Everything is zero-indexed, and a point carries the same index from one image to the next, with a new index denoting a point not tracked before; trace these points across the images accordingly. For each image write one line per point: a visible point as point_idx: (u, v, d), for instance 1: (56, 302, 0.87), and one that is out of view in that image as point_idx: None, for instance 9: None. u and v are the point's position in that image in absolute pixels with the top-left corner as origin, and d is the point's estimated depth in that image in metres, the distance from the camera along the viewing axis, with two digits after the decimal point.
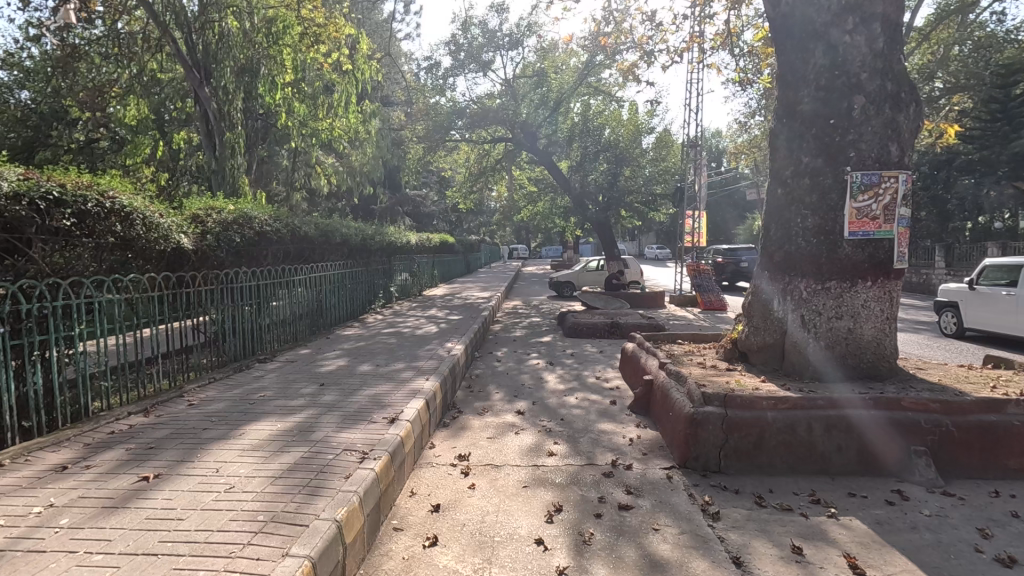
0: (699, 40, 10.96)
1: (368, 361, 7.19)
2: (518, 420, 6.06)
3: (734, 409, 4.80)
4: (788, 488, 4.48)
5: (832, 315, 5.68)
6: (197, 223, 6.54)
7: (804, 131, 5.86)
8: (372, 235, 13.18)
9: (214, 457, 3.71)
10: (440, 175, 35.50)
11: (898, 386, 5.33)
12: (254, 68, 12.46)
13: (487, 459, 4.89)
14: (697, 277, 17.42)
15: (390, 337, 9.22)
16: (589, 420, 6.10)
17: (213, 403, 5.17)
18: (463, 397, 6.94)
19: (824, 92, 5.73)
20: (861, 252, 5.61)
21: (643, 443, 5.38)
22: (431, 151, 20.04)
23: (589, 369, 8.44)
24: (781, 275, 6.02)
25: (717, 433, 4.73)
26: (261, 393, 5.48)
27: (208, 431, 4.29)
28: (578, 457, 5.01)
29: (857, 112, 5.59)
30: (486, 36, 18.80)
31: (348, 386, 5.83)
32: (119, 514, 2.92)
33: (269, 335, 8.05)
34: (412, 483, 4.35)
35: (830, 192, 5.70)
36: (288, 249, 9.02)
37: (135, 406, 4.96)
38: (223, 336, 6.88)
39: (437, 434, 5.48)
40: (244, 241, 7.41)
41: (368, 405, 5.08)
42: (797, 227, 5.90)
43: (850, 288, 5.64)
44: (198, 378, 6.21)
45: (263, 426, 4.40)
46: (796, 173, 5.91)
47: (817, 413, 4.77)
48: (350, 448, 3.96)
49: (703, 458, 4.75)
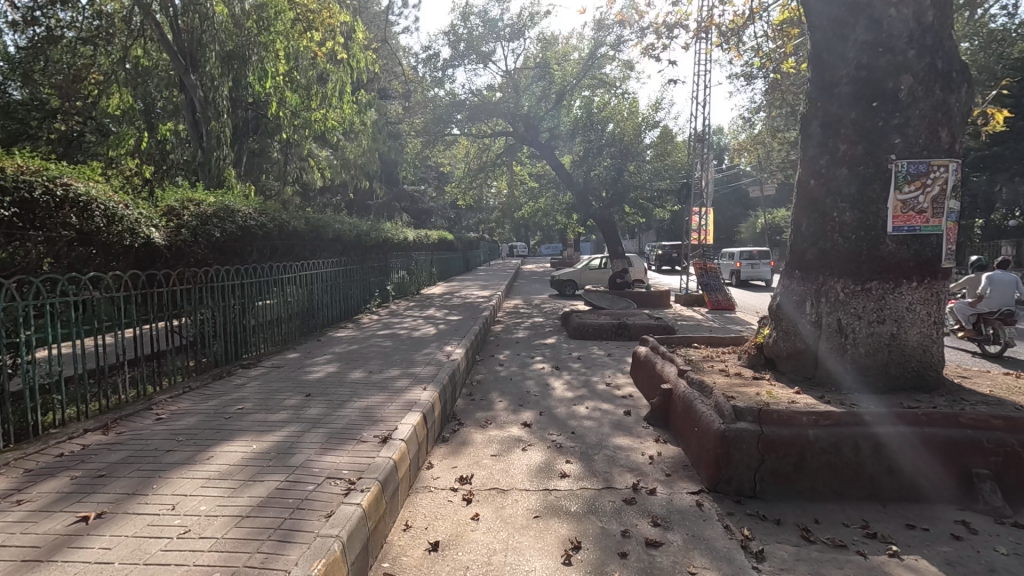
0: (716, 25, 10.28)
1: (360, 366, 6.63)
2: (525, 434, 5.50)
3: (771, 426, 4.26)
4: (836, 517, 3.95)
5: (873, 319, 5.12)
6: (170, 217, 5.94)
7: (842, 114, 5.30)
8: (368, 231, 12.63)
9: (173, 489, 3.15)
10: (439, 171, 34.48)
11: (950, 399, 4.78)
12: (242, 55, 11.89)
13: (492, 482, 4.33)
14: (705, 276, 16.82)
15: (385, 340, 8.63)
16: (603, 434, 5.54)
17: (184, 417, 4.59)
18: (464, 406, 6.37)
19: (867, 71, 5.17)
20: (906, 249, 5.06)
21: (665, 462, 4.83)
22: (430, 145, 19.37)
23: (598, 375, 7.87)
24: (814, 275, 5.48)
25: (751, 453, 4.21)
26: (240, 405, 4.92)
27: (171, 454, 3.71)
28: (594, 479, 4.45)
29: (904, 93, 5.02)
30: (486, 26, 18.20)
31: (337, 396, 5.26)
32: (40, 572, 2.35)
33: (256, 337, 7.48)
34: (406, 513, 3.79)
35: (872, 183, 5.15)
36: (276, 245, 8.40)
37: (93, 422, 4.35)
38: (203, 340, 6.30)
39: (436, 452, 4.92)
40: (225, 235, 6.77)
41: (356, 420, 4.51)
42: (833, 221, 5.34)
43: (894, 289, 5.08)
44: (171, 387, 5.57)
45: (236, 446, 3.84)
46: (832, 161, 5.36)
47: (864, 430, 4.23)
48: (333, 475, 3.40)
49: (736, 480, 4.22)
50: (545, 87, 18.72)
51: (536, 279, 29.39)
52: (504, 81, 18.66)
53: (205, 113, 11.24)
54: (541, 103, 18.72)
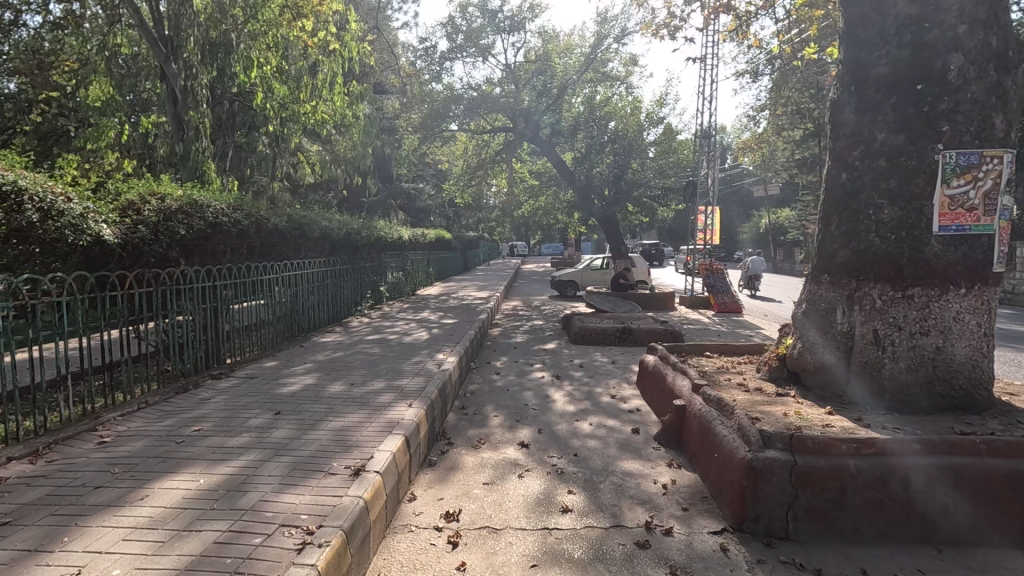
0: (730, 7, 9.56)
1: (341, 378, 6.02)
2: (521, 456, 4.91)
3: (805, 455, 3.70)
4: (885, 566, 3.38)
5: (915, 330, 4.53)
6: (128, 213, 5.43)
7: (880, 99, 4.73)
8: (358, 228, 12.08)
9: (86, 545, 2.56)
10: (437, 168, 33.86)
11: (1006, 421, 4.20)
12: (227, 43, 11.24)
13: (482, 519, 3.75)
14: (711, 277, 16.27)
15: (373, 347, 8.04)
16: (609, 456, 4.96)
17: (129, 441, 3.99)
18: (456, 423, 5.77)
19: (910, 49, 4.57)
20: (954, 251, 4.47)
21: (681, 492, 4.24)
22: (427, 142, 18.76)
23: (602, 386, 7.26)
24: (846, 279, 4.91)
25: (784, 487, 3.63)
26: (196, 426, 4.32)
27: (100, 492, 3.12)
28: (600, 515, 3.87)
29: (953, 74, 4.43)
30: (486, 17, 17.59)
31: (310, 415, 4.67)
32: None
33: (231, 344, 6.88)
34: (380, 561, 3.21)
35: (915, 177, 4.56)
36: (253, 244, 7.77)
37: (22, 448, 3.75)
38: (168, 349, 5.71)
39: (420, 481, 4.32)
40: (194, 233, 6.18)
41: (327, 446, 3.92)
42: (868, 220, 4.76)
43: (939, 296, 4.49)
44: (126, 402, 4.96)
45: (179, 482, 3.24)
46: (868, 153, 4.78)
47: (914, 461, 3.65)
48: (289, 523, 2.82)
49: (766, 518, 3.65)
50: (546, 81, 17.96)
51: (536, 279, 28.69)
52: (505, 76, 18.07)
53: (184, 103, 10.68)
54: (540, 98, 17.96)
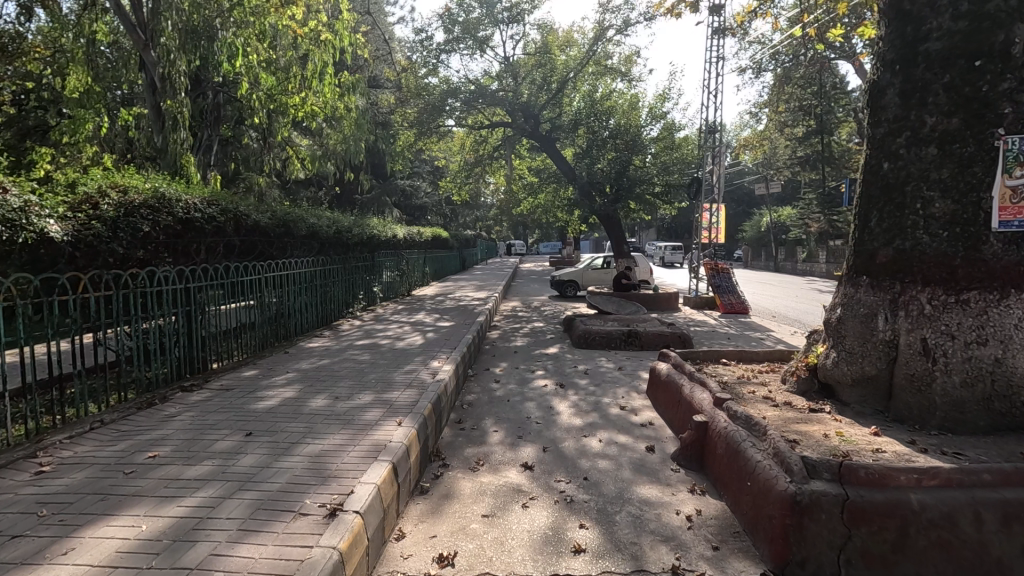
0: None
1: (326, 390, 5.46)
2: (525, 480, 4.37)
3: (859, 488, 3.17)
4: None
5: (971, 339, 3.96)
6: (85, 207, 4.88)
7: (931, 79, 4.21)
8: (349, 227, 11.48)
9: None
10: (434, 165, 33.27)
11: None
12: (210, 31, 10.73)
13: (482, 563, 3.20)
14: (717, 276, 15.62)
15: (362, 353, 7.46)
16: (623, 479, 4.43)
17: (70, 471, 3.43)
18: (452, 440, 5.21)
19: (968, 21, 4.05)
20: (1014, 249, 3.94)
21: (709, 527, 3.70)
22: (423, 137, 18.15)
23: (610, 395, 6.72)
24: (888, 282, 4.38)
25: (834, 526, 3.10)
26: (152, 451, 3.76)
27: (17, 544, 2.56)
28: (618, 555, 3.33)
29: (1019, 48, 3.89)
30: (484, 8, 17.02)
31: (287, 436, 4.12)
32: None
33: (208, 350, 6.33)
34: None
35: (971, 165, 4.02)
36: (233, 242, 7.22)
37: None
38: (132, 358, 5.17)
39: (409, 514, 3.77)
40: (162, 230, 5.63)
41: (301, 477, 3.37)
42: (916, 214, 4.24)
43: (999, 301, 3.93)
44: (78, 420, 4.39)
45: (117, 529, 2.69)
46: (916, 139, 4.26)
47: (987, 495, 3.09)
48: None
49: (813, 563, 3.11)
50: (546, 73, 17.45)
51: (536, 279, 28.07)
52: (503, 69, 17.55)
53: (163, 91, 10.05)
54: (540, 92, 17.50)
